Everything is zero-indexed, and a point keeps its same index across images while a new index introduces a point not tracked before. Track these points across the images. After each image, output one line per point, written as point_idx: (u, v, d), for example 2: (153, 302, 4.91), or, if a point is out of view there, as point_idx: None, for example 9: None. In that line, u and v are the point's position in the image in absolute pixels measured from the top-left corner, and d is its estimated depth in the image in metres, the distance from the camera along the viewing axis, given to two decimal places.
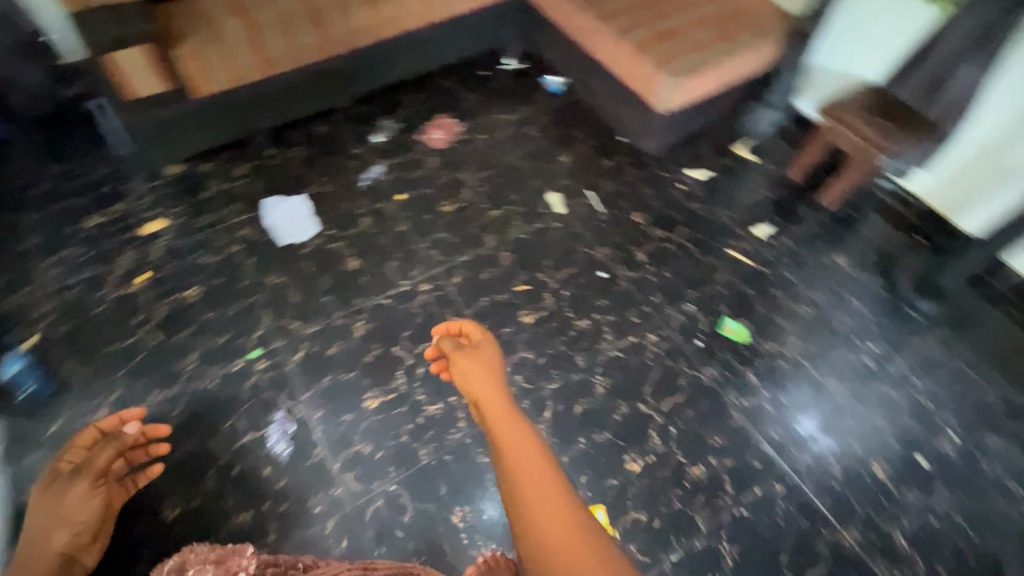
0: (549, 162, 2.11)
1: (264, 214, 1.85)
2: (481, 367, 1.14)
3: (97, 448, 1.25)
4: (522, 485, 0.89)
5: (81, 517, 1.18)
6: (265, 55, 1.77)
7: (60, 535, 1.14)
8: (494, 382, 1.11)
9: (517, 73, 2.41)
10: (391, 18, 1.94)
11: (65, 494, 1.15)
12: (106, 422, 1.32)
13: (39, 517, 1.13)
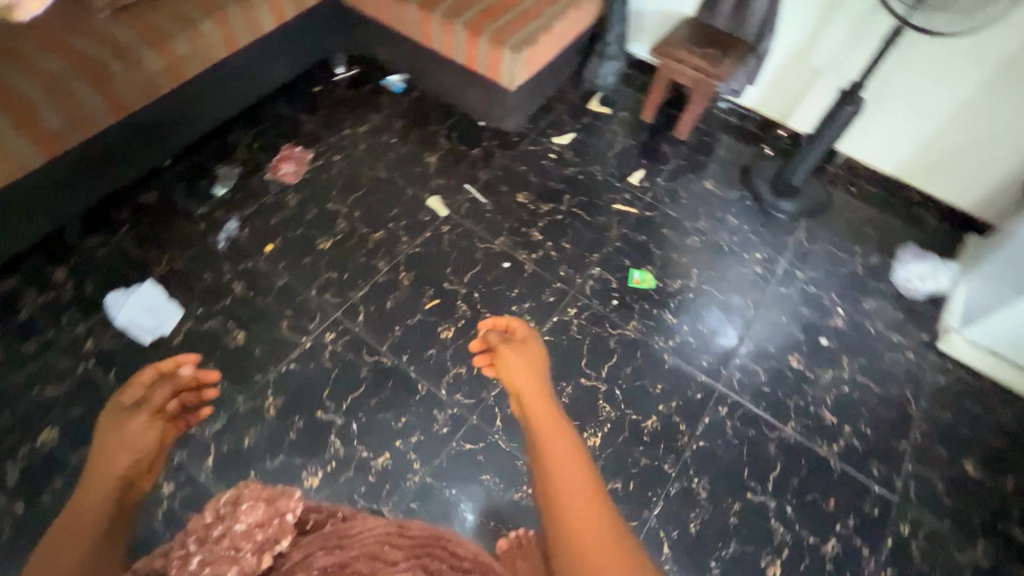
0: (418, 166, 2.01)
1: (110, 313, 1.57)
2: (527, 366, 0.97)
3: (156, 380, 0.90)
4: (556, 484, 0.71)
5: (142, 448, 0.80)
6: (42, 133, 1.47)
7: (117, 460, 0.75)
8: (540, 384, 0.94)
9: (353, 81, 2.25)
10: (188, 55, 1.70)
11: (130, 421, 0.81)
12: (160, 364, 0.91)
13: (113, 435, 0.78)
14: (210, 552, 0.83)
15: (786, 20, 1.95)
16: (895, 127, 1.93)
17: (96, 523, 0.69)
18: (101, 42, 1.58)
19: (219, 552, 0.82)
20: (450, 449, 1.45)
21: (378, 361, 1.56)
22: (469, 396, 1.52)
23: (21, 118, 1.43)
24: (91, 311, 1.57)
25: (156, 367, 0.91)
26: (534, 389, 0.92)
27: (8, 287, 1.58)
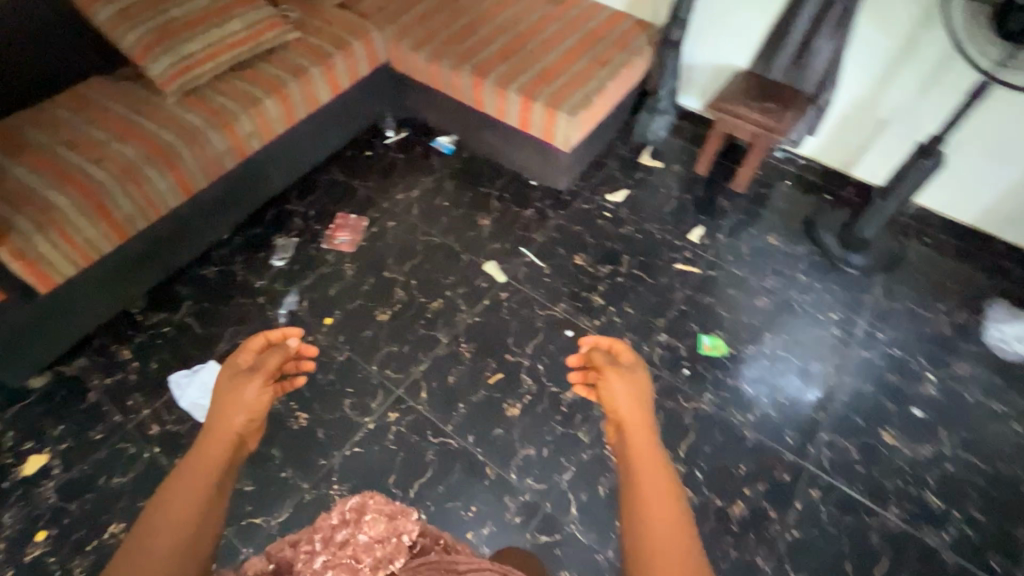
0: (472, 230, 1.98)
1: (174, 393, 1.56)
2: (631, 396, 0.95)
3: (265, 353, 1.02)
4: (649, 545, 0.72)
5: (257, 412, 0.93)
6: (114, 218, 1.49)
7: (236, 418, 0.88)
8: (646, 415, 0.93)
9: (403, 144, 2.28)
10: (250, 133, 1.74)
11: (241, 388, 0.92)
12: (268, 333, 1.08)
13: (222, 403, 0.89)
14: (334, 556, 0.91)
15: (850, 73, 1.89)
16: (982, 170, 1.80)
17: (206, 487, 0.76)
18: (171, 128, 1.62)
19: (341, 559, 0.91)
20: (523, 541, 1.36)
21: (444, 442, 1.49)
22: (541, 481, 1.44)
23: (96, 207, 1.45)
24: (155, 393, 1.56)
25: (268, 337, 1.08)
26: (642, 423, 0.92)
27: (77, 369, 1.59)
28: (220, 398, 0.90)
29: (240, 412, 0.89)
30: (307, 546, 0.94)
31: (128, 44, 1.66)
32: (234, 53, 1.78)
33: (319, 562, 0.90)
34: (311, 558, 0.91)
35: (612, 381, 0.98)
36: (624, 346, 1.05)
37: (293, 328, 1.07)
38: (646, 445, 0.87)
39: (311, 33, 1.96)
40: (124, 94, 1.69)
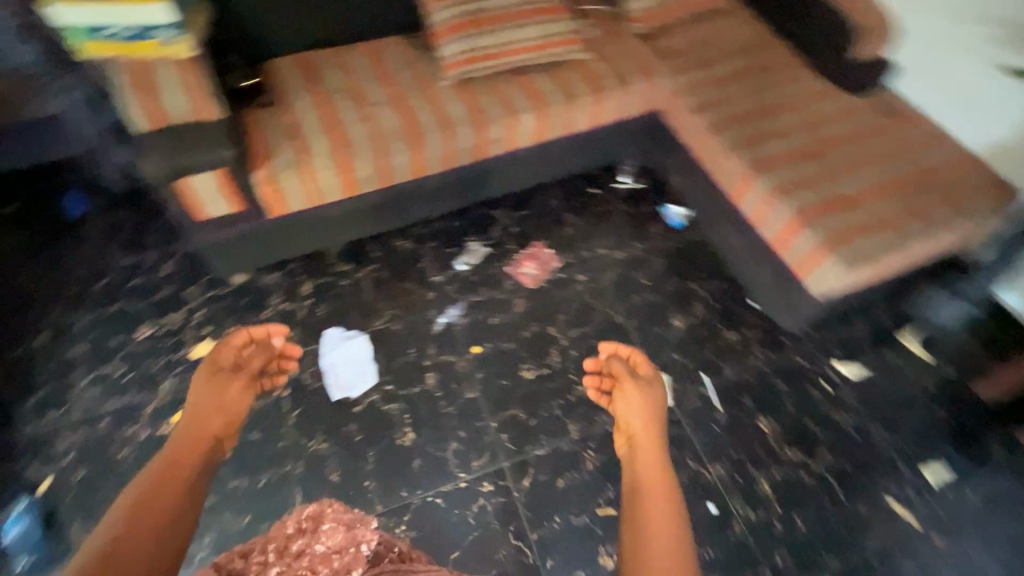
0: (658, 326, 1.74)
1: (321, 347, 1.62)
2: (638, 403, 1.18)
3: (247, 350, 1.34)
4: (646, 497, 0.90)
5: (233, 408, 1.17)
6: (352, 176, 1.55)
7: (216, 418, 1.11)
8: (653, 423, 1.13)
9: (631, 196, 2.08)
10: (497, 140, 1.69)
11: (224, 387, 1.19)
12: (256, 331, 1.38)
13: (207, 398, 1.14)
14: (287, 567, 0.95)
15: None
16: None
17: (193, 464, 0.94)
18: (433, 111, 1.64)
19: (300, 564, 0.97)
20: None
21: (523, 550, 1.34)
22: None
23: (341, 161, 1.52)
24: (310, 338, 1.65)
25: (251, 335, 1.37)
26: (647, 421, 1.14)
27: (267, 283, 1.75)
28: (200, 401, 1.14)
29: (222, 412, 1.14)
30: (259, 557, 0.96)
31: (437, 21, 1.68)
32: (521, 57, 1.73)
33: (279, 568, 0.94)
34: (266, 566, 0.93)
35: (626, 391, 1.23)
36: (640, 361, 1.30)
37: (279, 325, 1.41)
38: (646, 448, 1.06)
39: (598, 59, 1.85)
40: (414, 62, 1.75)
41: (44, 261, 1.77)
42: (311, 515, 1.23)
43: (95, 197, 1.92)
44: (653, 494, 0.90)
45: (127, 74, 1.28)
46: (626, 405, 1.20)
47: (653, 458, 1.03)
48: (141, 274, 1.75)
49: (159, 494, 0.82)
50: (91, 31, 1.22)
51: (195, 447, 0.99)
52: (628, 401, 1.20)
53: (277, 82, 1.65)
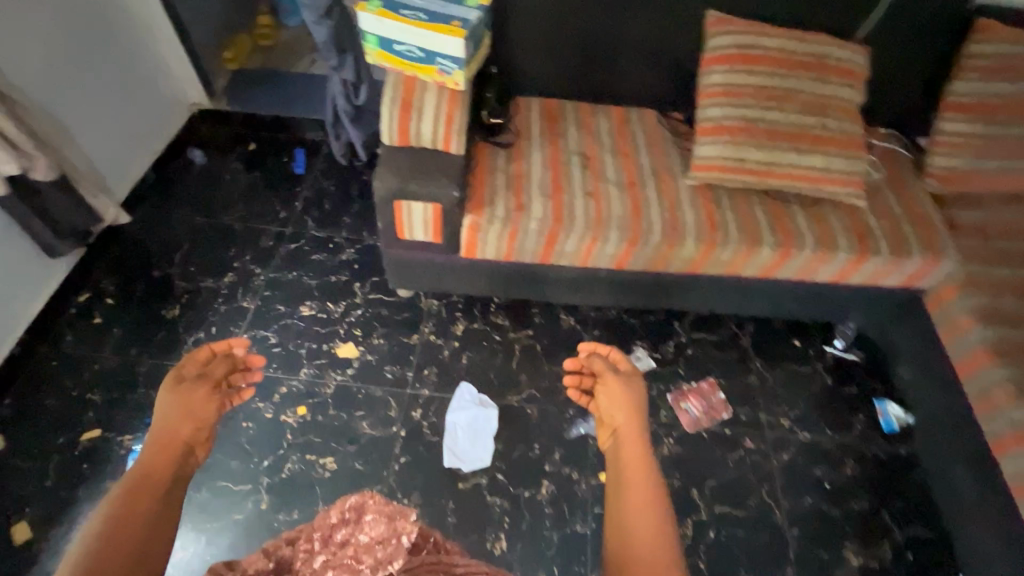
0: (823, 550, 1.40)
1: (450, 399, 1.53)
2: (622, 402, 1.04)
3: (211, 362, 1.21)
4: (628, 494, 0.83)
5: (203, 416, 1.07)
6: (553, 248, 1.42)
7: (184, 428, 1.01)
8: (635, 412, 1.01)
9: (841, 368, 1.72)
10: (721, 262, 1.46)
11: (189, 394, 1.08)
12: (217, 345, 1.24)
13: (170, 409, 1.03)
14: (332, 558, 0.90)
15: None
16: None
17: (159, 481, 0.87)
18: (664, 210, 1.45)
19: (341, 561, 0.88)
20: None
21: None
22: None
23: (551, 231, 1.39)
24: (444, 384, 1.57)
25: (212, 350, 1.23)
26: (628, 417, 1.01)
27: (426, 308, 1.70)
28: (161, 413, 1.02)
29: (186, 419, 1.04)
30: (306, 544, 0.92)
31: (704, 116, 1.49)
32: (787, 182, 1.47)
33: (320, 563, 0.87)
34: (311, 556, 0.89)
35: (609, 387, 1.10)
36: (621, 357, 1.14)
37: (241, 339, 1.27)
38: (631, 450, 0.93)
39: (874, 212, 1.52)
40: (661, 148, 1.58)
41: (254, 205, 1.91)
42: (354, 504, 1.22)
43: (315, 162, 2.04)
44: (631, 487, 0.84)
45: (397, 88, 1.27)
46: (609, 401, 1.08)
47: (637, 451, 0.93)
48: (324, 251, 1.82)
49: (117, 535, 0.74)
50: (387, 40, 1.21)
51: (164, 457, 0.92)
52: (610, 398, 1.07)
53: (516, 122, 1.58)
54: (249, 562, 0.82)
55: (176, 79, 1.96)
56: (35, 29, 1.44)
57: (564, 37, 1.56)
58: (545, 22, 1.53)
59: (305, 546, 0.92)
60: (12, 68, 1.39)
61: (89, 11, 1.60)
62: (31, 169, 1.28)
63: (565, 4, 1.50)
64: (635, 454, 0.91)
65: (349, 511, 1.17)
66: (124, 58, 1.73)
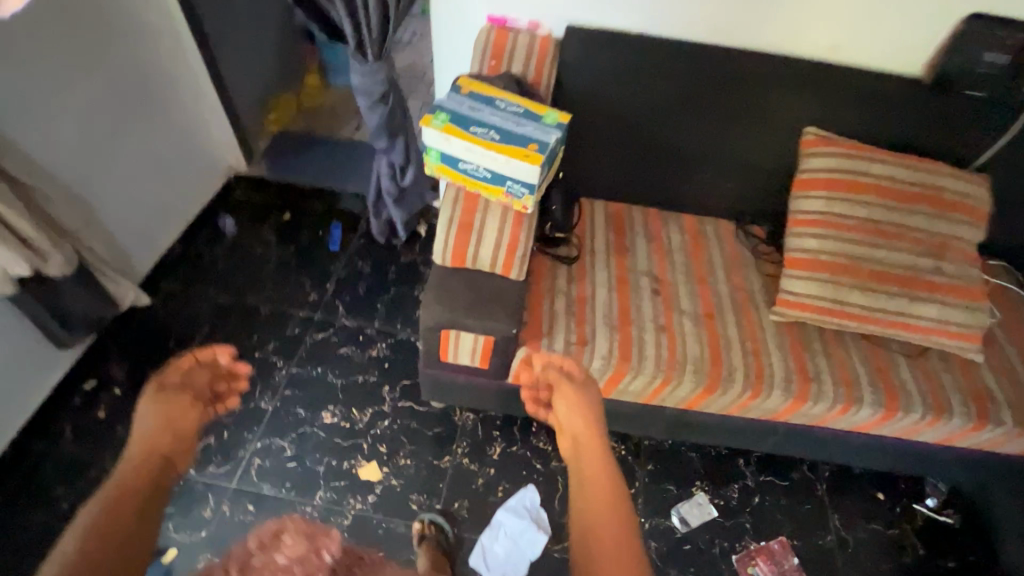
0: None
1: (509, 500, 1.41)
2: (579, 407, 0.83)
3: (191, 375, 0.80)
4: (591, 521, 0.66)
5: (182, 439, 0.74)
6: (616, 388, 1.24)
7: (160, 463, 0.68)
8: (594, 423, 0.81)
9: (933, 534, 1.47)
10: (811, 416, 1.25)
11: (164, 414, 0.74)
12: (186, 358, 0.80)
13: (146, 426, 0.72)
14: None
15: None
16: None
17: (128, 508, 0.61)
18: (746, 353, 1.26)
19: None
20: None
21: None
22: None
23: (617, 371, 1.21)
24: (477, 523, 1.38)
25: (193, 353, 0.81)
26: (589, 426, 0.81)
27: (460, 425, 1.52)
28: (134, 427, 0.72)
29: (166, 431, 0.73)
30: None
31: (797, 246, 1.31)
32: (893, 331, 1.26)
33: None
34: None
35: (563, 391, 0.87)
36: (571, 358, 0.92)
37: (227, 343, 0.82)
38: (595, 472, 0.72)
39: (992, 368, 1.31)
40: (740, 272, 1.41)
41: (284, 285, 1.77)
42: (272, 525, 0.55)
43: (352, 239, 1.91)
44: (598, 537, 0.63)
45: (457, 207, 1.13)
46: (567, 412, 0.84)
47: (601, 491, 0.69)
48: (353, 344, 1.66)
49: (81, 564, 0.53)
50: (451, 159, 1.06)
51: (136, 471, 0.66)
52: (566, 406, 0.84)
53: (580, 232, 1.41)
54: None
55: (216, 145, 1.86)
56: (72, 107, 1.33)
57: (639, 146, 1.43)
58: (620, 128, 1.41)
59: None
60: (42, 150, 1.28)
61: (133, 82, 1.49)
62: (44, 268, 1.14)
63: (644, 113, 1.38)
64: (602, 486, 0.70)
65: (261, 537, 0.53)
66: (168, 129, 1.66)
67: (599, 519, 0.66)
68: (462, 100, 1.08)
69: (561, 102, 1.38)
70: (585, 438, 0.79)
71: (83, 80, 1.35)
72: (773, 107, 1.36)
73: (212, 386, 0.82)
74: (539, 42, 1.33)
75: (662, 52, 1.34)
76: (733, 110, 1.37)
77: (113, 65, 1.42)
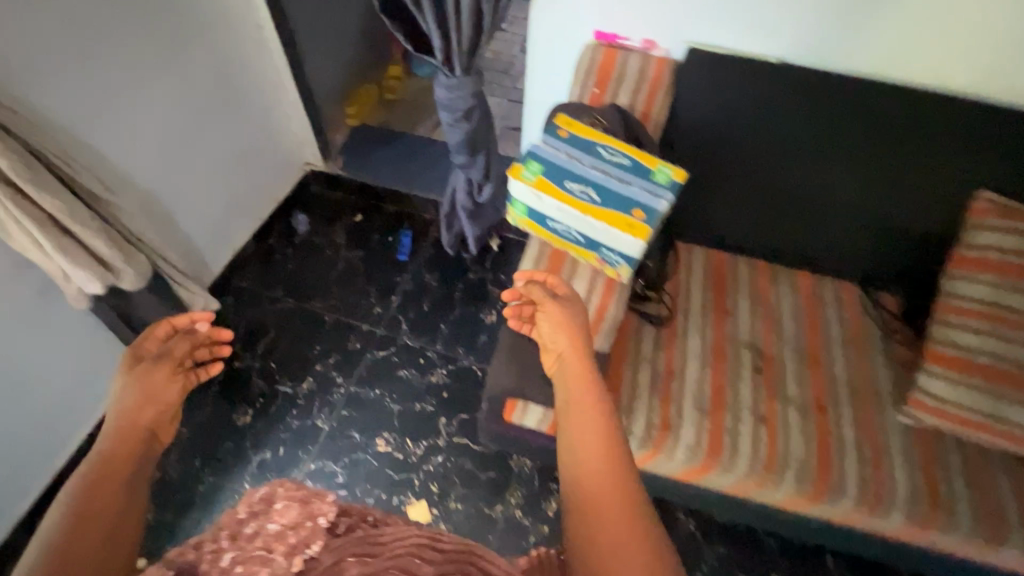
0: None
1: None
2: (561, 323, 0.86)
3: (172, 339, 0.88)
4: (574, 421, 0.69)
5: (169, 396, 0.78)
6: (698, 479, 1.08)
7: (145, 411, 0.73)
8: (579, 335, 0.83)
9: None
10: (937, 548, 1.04)
11: (148, 374, 0.79)
12: (175, 320, 0.91)
13: (130, 396, 0.75)
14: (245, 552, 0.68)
15: None
16: None
17: (121, 472, 0.63)
18: (863, 461, 1.06)
19: (251, 554, 0.68)
20: None
21: None
22: None
23: (702, 465, 1.05)
24: None
25: (171, 324, 0.90)
26: (573, 341, 0.83)
27: (516, 472, 1.43)
28: (117, 400, 0.74)
29: (153, 402, 0.75)
30: (213, 544, 0.69)
31: (949, 338, 1.07)
32: None
33: (229, 559, 0.67)
34: (219, 554, 0.68)
35: (547, 309, 0.89)
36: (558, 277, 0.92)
37: (203, 310, 0.91)
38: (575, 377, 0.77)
39: None
40: (864, 355, 1.18)
41: (349, 293, 1.72)
42: (264, 492, 0.77)
43: (421, 248, 1.82)
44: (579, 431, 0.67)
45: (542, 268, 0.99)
46: (551, 327, 0.87)
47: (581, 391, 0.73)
48: (413, 367, 1.59)
49: (77, 534, 0.56)
50: (541, 216, 0.91)
51: (119, 446, 0.67)
52: (552, 322, 0.87)
53: (673, 288, 1.23)
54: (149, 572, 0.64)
55: (294, 141, 1.81)
56: (157, 111, 1.29)
57: (758, 191, 1.22)
58: (738, 168, 1.20)
59: (212, 546, 0.69)
60: (127, 158, 1.25)
61: (217, 81, 1.44)
62: (118, 283, 1.12)
63: (771, 154, 1.17)
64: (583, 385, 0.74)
65: (256, 501, 0.76)
66: (250, 124, 1.61)
67: (581, 414, 0.69)
68: (559, 148, 0.92)
69: (669, 136, 1.18)
70: (569, 362, 0.80)
71: (167, 82, 1.29)
72: (944, 163, 1.10)
73: (194, 352, 0.90)
74: (653, 66, 1.13)
75: (810, 87, 1.11)
76: (889, 162, 1.13)
77: (197, 64, 1.36)
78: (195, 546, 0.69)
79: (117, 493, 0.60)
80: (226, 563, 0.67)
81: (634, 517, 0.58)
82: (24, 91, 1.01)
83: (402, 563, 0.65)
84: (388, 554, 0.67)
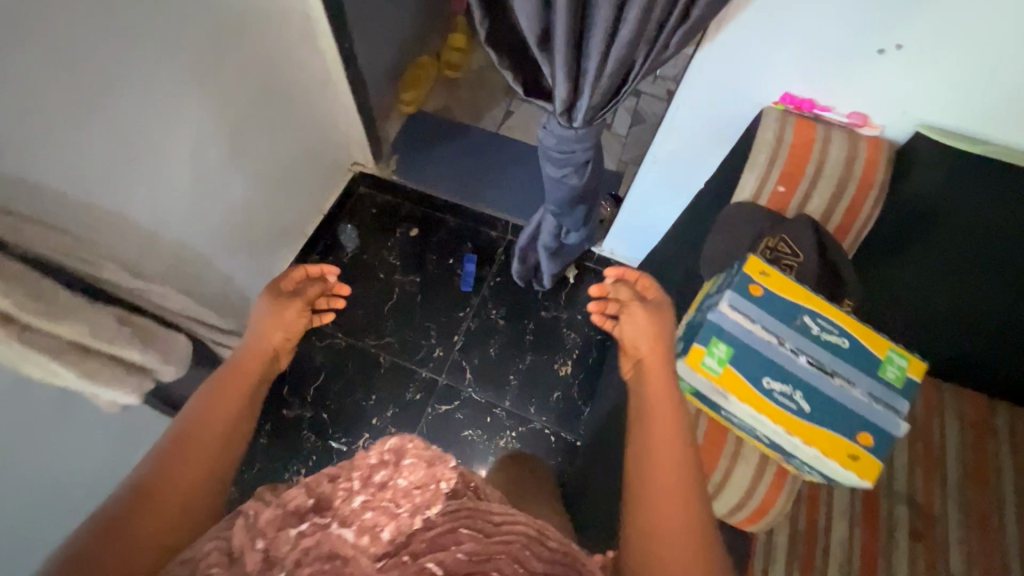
0: None
1: None
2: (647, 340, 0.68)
3: (304, 284, 1.12)
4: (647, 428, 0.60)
5: (295, 329, 1.08)
6: None
7: (274, 334, 1.00)
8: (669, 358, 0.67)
9: None
10: None
11: (283, 307, 1.06)
12: (304, 269, 1.12)
13: (265, 318, 1.04)
14: (371, 504, 0.51)
15: None
16: None
17: (251, 376, 0.75)
18: None
19: (383, 500, 0.52)
20: None
21: None
22: None
23: None
24: None
25: (304, 270, 1.12)
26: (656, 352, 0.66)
27: None
28: (261, 323, 1.03)
29: (280, 326, 1.04)
30: (348, 482, 0.54)
31: None
32: None
33: (360, 502, 0.51)
34: (352, 495, 0.52)
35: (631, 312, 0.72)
36: (648, 282, 0.74)
37: (332, 266, 1.16)
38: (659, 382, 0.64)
39: None
40: None
41: (406, 328, 1.52)
42: (395, 443, 0.59)
43: (486, 276, 1.58)
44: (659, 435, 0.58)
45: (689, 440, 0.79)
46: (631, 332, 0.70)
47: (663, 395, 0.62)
48: (479, 426, 1.43)
49: (181, 441, 0.62)
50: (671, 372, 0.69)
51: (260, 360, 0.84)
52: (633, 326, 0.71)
53: None
54: (292, 495, 0.51)
55: (342, 140, 1.51)
56: (183, 145, 1.01)
57: (971, 320, 0.88)
58: (949, 292, 0.87)
59: (346, 486, 0.54)
60: (154, 205, 1.00)
61: (256, 86, 1.13)
62: (158, 374, 0.92)
63: (1006, 283, 0.82)
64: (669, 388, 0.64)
65: (384, 452, 0.58)
66: (292, 130, 1.31)
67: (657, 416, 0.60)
68: (754, 320, 0.66)
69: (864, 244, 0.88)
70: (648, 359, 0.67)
71: (196, 102, 1.00)
72: None
73: (319, 301, 1.16)
74: (863, 159, 0.81)
75: None
76: None
77: (231, 72, 1.05)
78: (332, 480, 0.53)
79: (238, 395, 0.70)
80: (359, 505, 0.51)
81: (691, 496, 0.53)
82: (24, 158, 0.75)
83: (515, 552, 0.47)
84: (500, 538, 0.48)
